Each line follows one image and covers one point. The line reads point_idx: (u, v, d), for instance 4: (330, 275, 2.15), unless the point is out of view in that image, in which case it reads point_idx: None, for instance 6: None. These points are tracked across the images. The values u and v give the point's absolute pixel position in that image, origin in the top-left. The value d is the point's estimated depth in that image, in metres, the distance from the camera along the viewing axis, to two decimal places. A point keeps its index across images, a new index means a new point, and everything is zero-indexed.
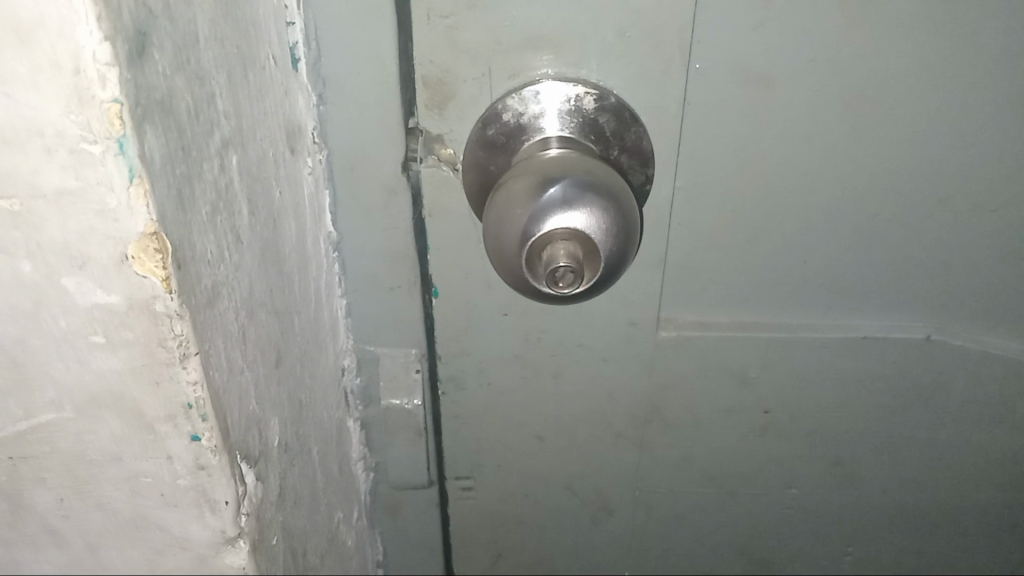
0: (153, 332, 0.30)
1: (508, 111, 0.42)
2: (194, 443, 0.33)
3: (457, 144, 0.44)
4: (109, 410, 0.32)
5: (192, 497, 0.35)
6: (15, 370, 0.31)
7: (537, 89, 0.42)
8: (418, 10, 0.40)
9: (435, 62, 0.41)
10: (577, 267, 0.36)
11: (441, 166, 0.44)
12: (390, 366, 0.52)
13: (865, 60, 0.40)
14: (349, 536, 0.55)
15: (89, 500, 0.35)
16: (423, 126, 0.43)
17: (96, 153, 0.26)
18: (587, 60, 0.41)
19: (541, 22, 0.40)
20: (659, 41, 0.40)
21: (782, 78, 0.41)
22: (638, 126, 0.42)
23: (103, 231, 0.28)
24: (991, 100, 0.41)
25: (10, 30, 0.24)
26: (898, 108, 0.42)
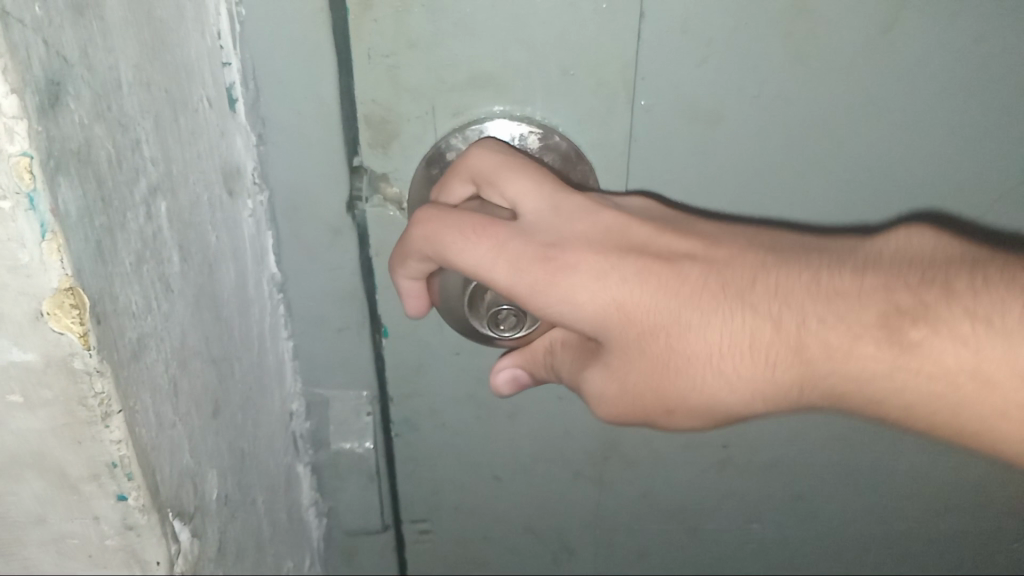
0: (73, 391, 0.28)
1: (452, 150, 0.42)
2: (121, 503, 0.31)
3: (402, 183, 0.43)
4: (30, 471, 0.31)
5: (121, 558, 0.33)
6: None
7: (482, 127, 0.41)
8: (358, 49, 0.39)
9: (378, 100, 0.41)
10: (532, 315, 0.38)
11: (386, 206, 0.44)
12: (341, 409, 0.51)
13: (810, 97, 0.40)
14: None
15: (12, 568, 0.34)
16: (368, 165, 0.43)
17: (5, 207, 0.25)
18: (531, 99, 0.41)
19: (484, 61, 0.40)
20: (603, 77, 0.40)
21: (728, 114, 0.41)
22: (584, 164, 0.43)
23: (17, 287, 0.26)
24: (934, 139, 0.42)
25: None
26: (843, 143, 0.42)
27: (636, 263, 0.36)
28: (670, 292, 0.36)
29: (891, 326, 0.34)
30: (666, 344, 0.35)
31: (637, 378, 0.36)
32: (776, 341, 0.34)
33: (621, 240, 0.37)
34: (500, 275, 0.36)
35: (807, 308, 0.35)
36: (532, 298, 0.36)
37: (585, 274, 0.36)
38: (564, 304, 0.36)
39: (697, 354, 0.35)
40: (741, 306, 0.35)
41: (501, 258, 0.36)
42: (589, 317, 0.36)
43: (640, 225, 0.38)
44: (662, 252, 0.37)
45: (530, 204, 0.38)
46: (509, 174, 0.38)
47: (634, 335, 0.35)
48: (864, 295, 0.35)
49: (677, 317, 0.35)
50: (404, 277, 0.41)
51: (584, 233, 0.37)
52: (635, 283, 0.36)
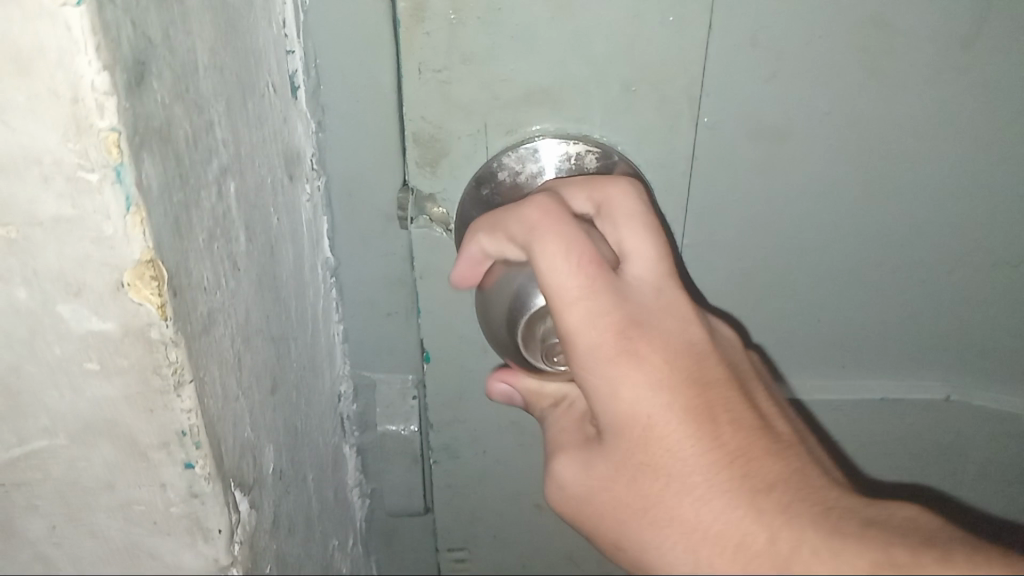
0: (148, 360, 0.30)
1: (504, 170, 0.42)
2: (187, 471, 0.32)
3: (451, 203, 0.43)
4: (103, 437, 0.32)
5: (185, 525, 0.34)
6: (10, 398, 0.31)
7: (535, 146, 0.41)
8: (409, 63, 0.39)
9: (428, 118, 0.41)
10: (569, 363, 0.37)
11: (432, 226, 0.44)
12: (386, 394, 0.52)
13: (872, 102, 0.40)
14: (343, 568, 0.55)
15: (79, 534, 0.35)
16: (415, 184, 0.43)
17: (93, 179, 0.26)
18: (590, 115, 0.40)
19: (542, 76, 0.39)
20: (667, 93, 0.40)
21: (787, 120, 0.41)
22: (641, 184, 0.42)
23: (100, 258, 0.28)
24: (996, 145, 0.41)
25: (9, 59, 0.24)
26: (903, 146, 0.41)
27: (714, 391, 0.31)
28: (706, 442, 0.29)
29: (835, 546, 0.26)
30: (654, 488, 0.30)
31: (609, 497, 0.31)
32: (742, 531, 0.27)
33: (693, 360, 0.31)
34: (573, 313, 0.31)
35: (787, 540, 0.26)
36: (585, 359, 0.31)
37: (647, 378, 0.30)
38: (606, 388, 0.31)
39: (676, 515, 0.29)
40: (750, 495, 0.28)
41: (585, 300, 0.31)
42: (620, 415, 0.30)
43: (710, 359, 0.32)
44: (734, 386, 0.32)
45: (638, 271, 0.33)
46: (636, 233, 0.34)
47: (636, 459, 0.30)
48: (831, 537, 0.26)
49: (689, 476, 0.29)
50: (476, 246, 0.36)
51: (661, 312, 0.32)
52: (676, 421, 0.30)
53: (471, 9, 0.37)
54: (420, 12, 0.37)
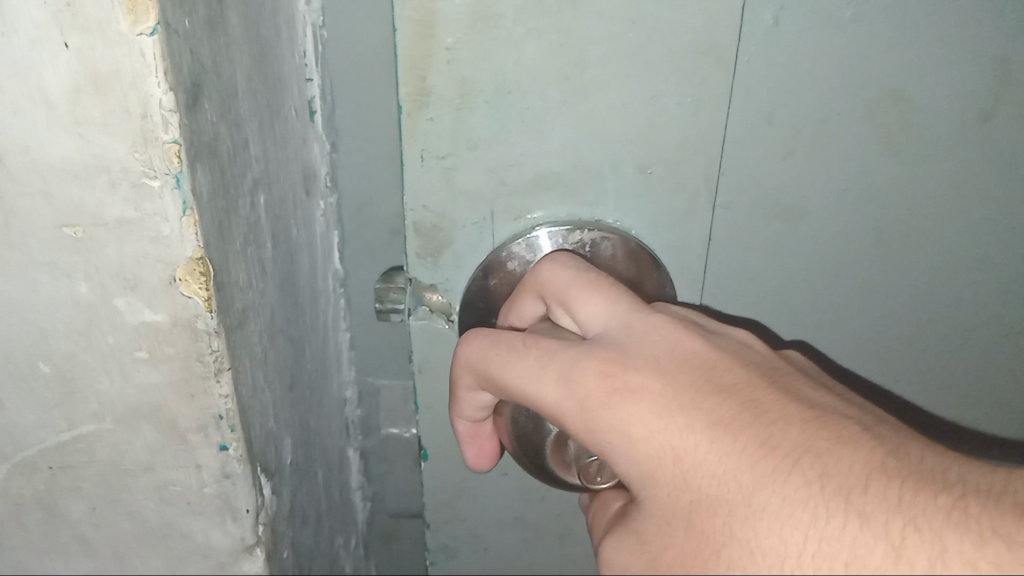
0: (193, 348, 0.33)
1: (513, 259, 0.42)
2: (221, 452, 0.36)
3: (451, 293, 0.45)
4: (146, 421, 0.35)
5: (216, 505, 0.37)
6: (65, 384, 0.34)
7: (542, 234, 0.42)
8: (411, 148, 0.40)
9: (428, 207, 0.42)
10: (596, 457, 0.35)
11: (432, 317, 0.46)
12: (389, 397, 0.56)
13: (885, 183, 0.40)
14: (347, 566, 0.58)
15: (117, 514, 0.38)
16: (414, 273, 0.44)
17: (155, 185, 0.30)
18: (601, 200, 0.41)
19: (551, 160, 0.40)
20: (682, 176, 0.40)
21: (802, 197, 0.41)
22: (658, 272, 0.43)
23: (156, 255, 0.31)
24: (1008, 218, 0.41)
25: (90, 81, 0.28)
26: (918, 221, 0.42)
27: (731, 403, 0.28)
28: (750, 459, 0.26)
29: (1003, 566, 0.22)
30: (725, 525, 0.26)
31: (667, 559, 0.26)
32: (854, 547, 0.23)
33: (711, 380, 0.29)
34: (545, 387, 0.31)
35: (916, 547, 0.23)
36: (577, 421, 0.30)
37: (649, 408, 0.28)
38: (617, 437, 0.29)
39: (762, 549, 0.25)
40: (843, 504, 0.24)
41: (551, 368, 0.31)
42: (642, 456, 0.28)
43: (736, 371, 0.30)
44: (773, 388, 0.29)
45: (599, 324, 0.33)
46: (581, 292, 0.34)
47: (687, 501, 0.27)
48: (982, 548, 0.23)
49: (754, 497, 0.25)
50: (463, 423, 0.39)
51: (655, 356, 0.30)
52: (706, 441, 0.27)
53: (479, 94, 0.38)
54: (423, 96, 0.38)
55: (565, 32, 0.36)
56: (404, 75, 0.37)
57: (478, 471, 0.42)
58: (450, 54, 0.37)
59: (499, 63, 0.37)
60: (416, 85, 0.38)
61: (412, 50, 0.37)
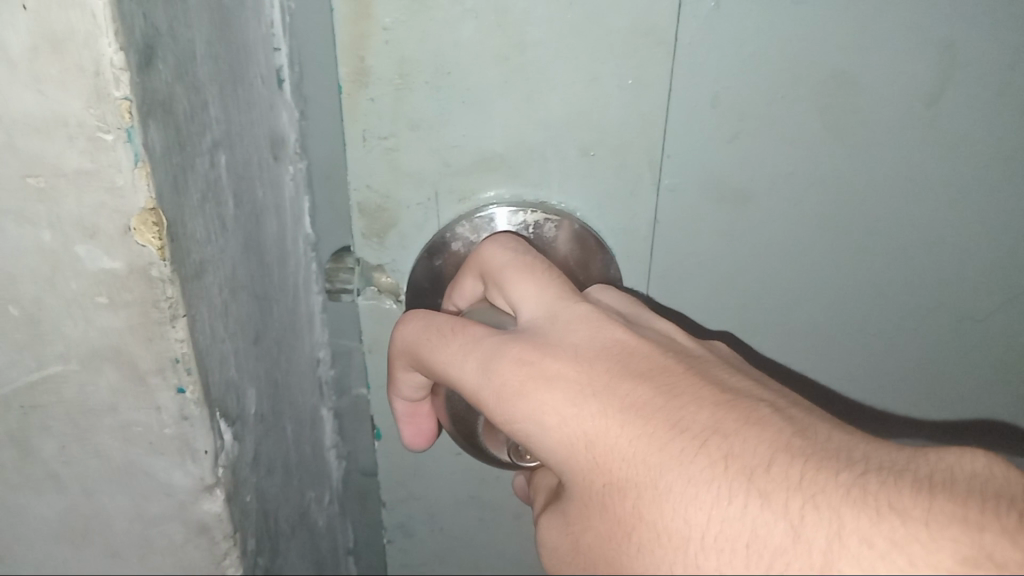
0: (148, 295, 0.36)
1: (457, 241, 0.44)
2: (179, 395, 0.38)
3: (400, 273, 0.47)
4: (109, 364, 0.38)
5: (175, 446, 0.40)
6: (33, 326, 0.37)
7: (485, 214, 0.43)
8: (354, 129, 0.41)
9: (373, 188, 0.43)
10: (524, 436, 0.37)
11: (381, 297, 0.48)
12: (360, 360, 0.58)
13: (820, 160, 0.41)
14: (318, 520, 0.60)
15: (84, 453, 0.40)
16: (363, 256, 0.47)
17: (108, 139, 0.32)
18: (548, 181, 0.42)
19: (494, 142, 0.41)
20: (628, 158, 0.41)
21: (751, 181, 0.42)
22: (603, 253, 0.44)
23: (111, 205, 0.34)
24: (957, 205, 0.42)
25: (46, 39, 0.30)
26: (847, 201, 0.42)
27: (643, 389, 0.30)
28: (658, 443, 0.28)
29: (897, 541, 0.23)
30: (635, 509, 0.27)
31: (586, 542, 0.29)
32: (754, 526, 0.25)
33: (629, 365, 0.31)
34: (470, 373, 0.33)
35: (814, 525, 0.24)
36: (498, 408, 0.32)
37: (563, 395, 0.30)
38: (533, 425, 0.30)
39: (671, 532, 0.26)
40: (745, 483, 0.26)
41: (475, 355, 0.33)
42: (557, 442, 0.30)
43: (652, 355, 0.31)
44: (686, 372, 0.31)
45: (529, 308, 0.35)
46: (514, 279, 0.36)
47: (601, 484, 0.29)
48: (879, 522, 0.24)
49: (661, 480, 0.27)
50: (401, 402, 0.41)
51: (576, 342, 0.32)
52: (618, 428, 0.29)
53: (418, 75, 0.39)
54: (365, 77, 0.39)
55: (501, 12, 0.37)
56: (343, 55, 0.39)
57: (413, 451, 0.44)
58: (389, 37, 0.38)
59: (437, 44, 0.38)
60: (356, 65, 0.39)
61: (350, 32, 0.38)
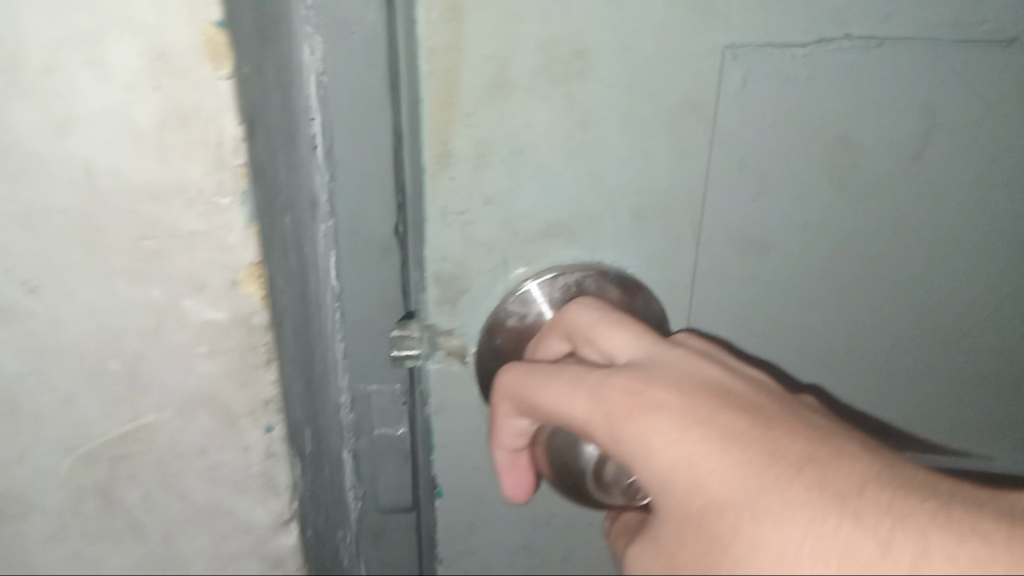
0: (248, 341, 0.39)
1: (512, 315, 0.48)
2: (267, 434, 0.42)
3: (467, 337, 0.50)
4: (203, 408, 0.41)
5: (259, 483, 0.43)
6: (133, 379, 0.40)
7: (526, 288, 0.47)
8: (433, 205, 0.45)
9: (447, 258, 0.47)
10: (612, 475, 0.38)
11: (448, 358, 0.51)
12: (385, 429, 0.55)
13: (851, 198, 0.44)
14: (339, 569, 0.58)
15: (170, 498, 0.43)
16: (430, 321, 0.50)
17: (224, 202, 0.36)
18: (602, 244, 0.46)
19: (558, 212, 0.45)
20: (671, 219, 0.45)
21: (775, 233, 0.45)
22: (643, 292, 0.46)
23: (221, 261, 0.37)
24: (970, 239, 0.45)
25: (175, 117, 0.34)
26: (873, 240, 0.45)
27: (745, 422, 0.28)
28: (758, 467, 0.26)
29: (978, 559, 0.23)
30: (735, 524, 0.26)
31: (681, 562, 0.26)
32: (842, 536, 0.24)
33: (737, 403, 0.29)
34: (578, 405, 0.32)
35: (903, 543, 0.24)
36: (604, 434, 0.30)
37: (669, 420, 0.28)
38: (635, 447, 0.29)
39: (765, 547, 0.25)
40: (839, 506, 0.25)
41: (581, 388, 0.32)
42: (661, 465, 0.28)
43: (763, 398, 0.30)
44: (784, 413, 0.29)
45: (625, 355, 0.35)
46: (609, 335, 0.36)
47: (697, 506, 0.27)
48: (962, 543, 0.24)
49: (759, 499, 0.26)
50: (503, 453, 0.40)
51: (678, 376, 0.31)
52: (725, 454, 0.27)
53: (495, 154, 0.43)
54: (445, 157, 0.43)
55: (571, 97, 0.41)
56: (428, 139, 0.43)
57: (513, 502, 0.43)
58: (469, 123, 0.42)
59: (512, 127, 0.42)
60: (439, 146, 0.43)
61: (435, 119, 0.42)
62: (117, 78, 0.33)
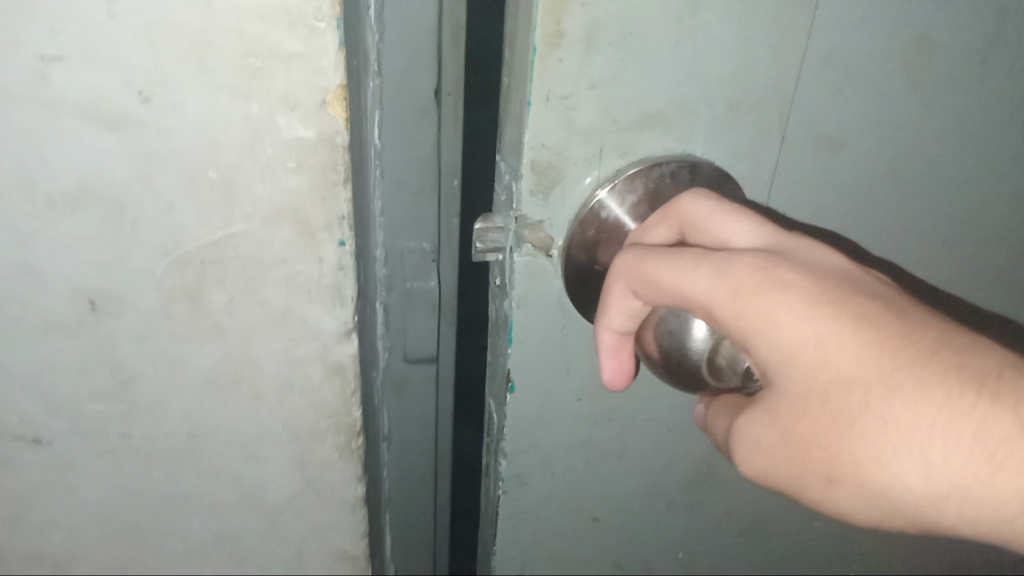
0: (330, 159, 0.45)
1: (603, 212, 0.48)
2: (339, 248, 0.48)
3: (556, 230, 0.44)
4: (286, 220, 0.46)
5: (329, 293, 0.49)
6: (227, 188, 0.45)
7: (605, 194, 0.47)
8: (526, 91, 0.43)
9: (548, 145, 0.41)
10: (727, 357, 0.38)
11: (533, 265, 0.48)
12: (419, 283, 0.48)
13: (924, 94, 0.44)
14: (382, 427, 0.54)
15: (250, 303, 0.49)
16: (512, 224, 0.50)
17: (321, 27, 0.41)
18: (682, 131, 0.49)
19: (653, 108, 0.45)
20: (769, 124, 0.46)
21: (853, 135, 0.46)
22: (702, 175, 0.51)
23: (314, 82, 0.42)
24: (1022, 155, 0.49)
25: None
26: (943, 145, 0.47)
27: (876, 310, 0.34)
28: (889, 347, 0.33)
29: None
30: (862, 398, 0.33)
31: (797, 428, 0.35)
32: (982, 420, 0.31)
33: (858, 287, 0.35)
34: (704, 282, 0.36)
35: (1001, 406, 0.31)
36: (731, 308, 0.35)
37: (795, 301, 0.34)
38: (764, 323, 0.34)
39: (893, 416, 0.32)
40: (978, 386, 0.31)
41: (705, 265, 0.36)
42: (785, 342, 0.34)
43: (876, 285, 0.36)
44: (907, 306, 0.34)
45: (748, 242, 0.38)
46: (726, 217, 0.39)
47: (824, 379, 0.33)
48: None
49: (891, 376, 0.32)
50: (608, 334, 0.42)
51: (810, 268, 0.35)
52: (853, 334, 0.33)
53: (607, 34, 0.37)
54: (558, 39, 0.37)
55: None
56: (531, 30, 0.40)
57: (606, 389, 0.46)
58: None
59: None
60: (552, 27, 0.36)
61: None
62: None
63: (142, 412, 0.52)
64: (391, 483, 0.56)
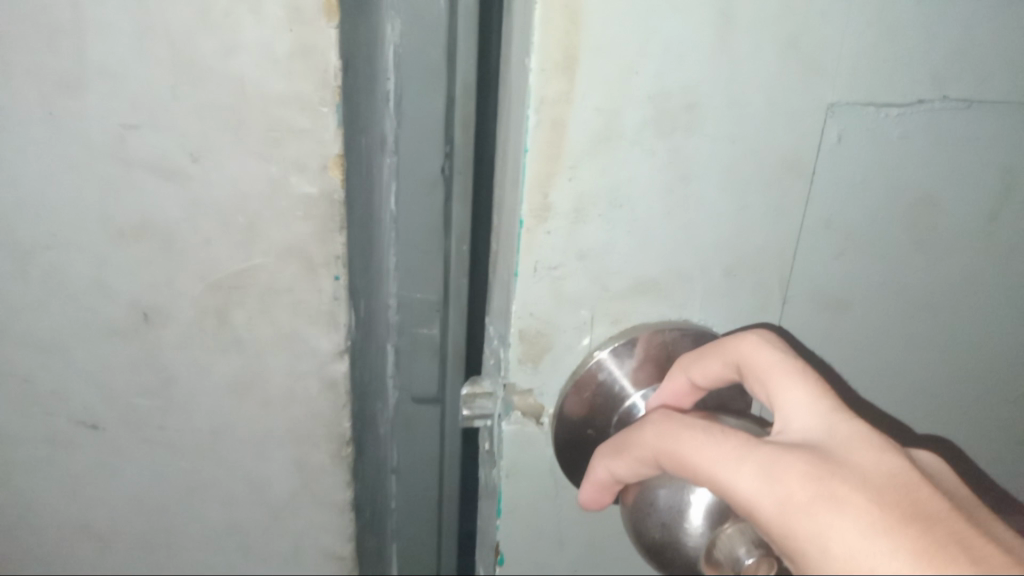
0: (328, 212, 0.59)
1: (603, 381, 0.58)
2: (335, 282, 0.61)
3: (545, 396, 0.60)
4: (295, 257, 0.60)
5: (325, 317, 0.62)
6: (251, 230, 0.58)
7: (597, 357, 0.57)
8: (525, 262, 0.52)
9: (534, 316, 0.55)
10: (730, 545, 0.48)
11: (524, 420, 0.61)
12: (422, 330, 0.64)
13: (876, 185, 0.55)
14: (391, 458, 0.70)
15: (264, 322, 0.62)
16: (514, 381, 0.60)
17: (324, 110, 0.55)
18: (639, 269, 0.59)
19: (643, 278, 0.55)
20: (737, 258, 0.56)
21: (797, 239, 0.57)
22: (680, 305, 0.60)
23: (318, 151, 0.57)
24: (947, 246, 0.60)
25: (301, 51, 0.53)
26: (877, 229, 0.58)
27: (907, 525, 0.38)
28: (925, 566, 0.36)
29: None
30: None
31: None
32: None
33: (913, 508, 0.39)
34: (749, 480, 0.43)
35: None
36: (775, 513, 0.41)
37: (856, 526, 0.38)
38: (819, 544, 0.39)
39: None
40: None
41: (749, 464, 0.43)
42: (834, 558, 0.38)
43: (919, 487, 0.40)
44: (941, 518, 0.39)
45: (800, 423, 0.45)
46: (784, 381, 0.47)
47: None
48: None
49: None
50: (605, 471, 0.55)
51: (862, 476, 0.41)
52: (886, 543, 0.37)
53: (593, 208, 0.51)
54: (544, 210, 0.50)
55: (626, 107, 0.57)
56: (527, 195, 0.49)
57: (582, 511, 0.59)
58: (571, 176, 0.49)
59: (613, 177, 0.50)
60: (540, 203, 0.50)
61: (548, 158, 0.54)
62: (268, 20, 0.52)
63: (176, 407, 0.64)
64: (397, 510, 0.73)
